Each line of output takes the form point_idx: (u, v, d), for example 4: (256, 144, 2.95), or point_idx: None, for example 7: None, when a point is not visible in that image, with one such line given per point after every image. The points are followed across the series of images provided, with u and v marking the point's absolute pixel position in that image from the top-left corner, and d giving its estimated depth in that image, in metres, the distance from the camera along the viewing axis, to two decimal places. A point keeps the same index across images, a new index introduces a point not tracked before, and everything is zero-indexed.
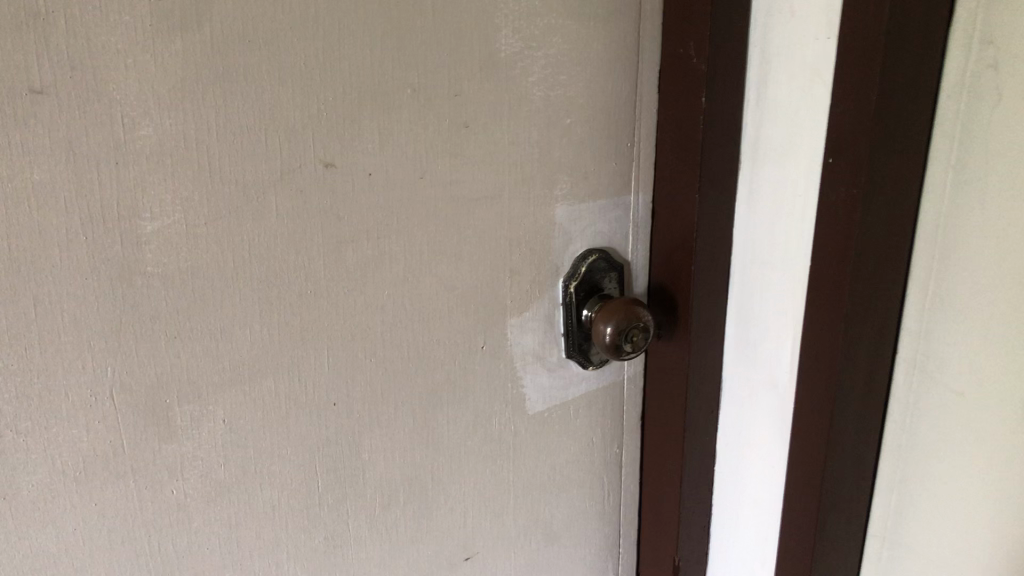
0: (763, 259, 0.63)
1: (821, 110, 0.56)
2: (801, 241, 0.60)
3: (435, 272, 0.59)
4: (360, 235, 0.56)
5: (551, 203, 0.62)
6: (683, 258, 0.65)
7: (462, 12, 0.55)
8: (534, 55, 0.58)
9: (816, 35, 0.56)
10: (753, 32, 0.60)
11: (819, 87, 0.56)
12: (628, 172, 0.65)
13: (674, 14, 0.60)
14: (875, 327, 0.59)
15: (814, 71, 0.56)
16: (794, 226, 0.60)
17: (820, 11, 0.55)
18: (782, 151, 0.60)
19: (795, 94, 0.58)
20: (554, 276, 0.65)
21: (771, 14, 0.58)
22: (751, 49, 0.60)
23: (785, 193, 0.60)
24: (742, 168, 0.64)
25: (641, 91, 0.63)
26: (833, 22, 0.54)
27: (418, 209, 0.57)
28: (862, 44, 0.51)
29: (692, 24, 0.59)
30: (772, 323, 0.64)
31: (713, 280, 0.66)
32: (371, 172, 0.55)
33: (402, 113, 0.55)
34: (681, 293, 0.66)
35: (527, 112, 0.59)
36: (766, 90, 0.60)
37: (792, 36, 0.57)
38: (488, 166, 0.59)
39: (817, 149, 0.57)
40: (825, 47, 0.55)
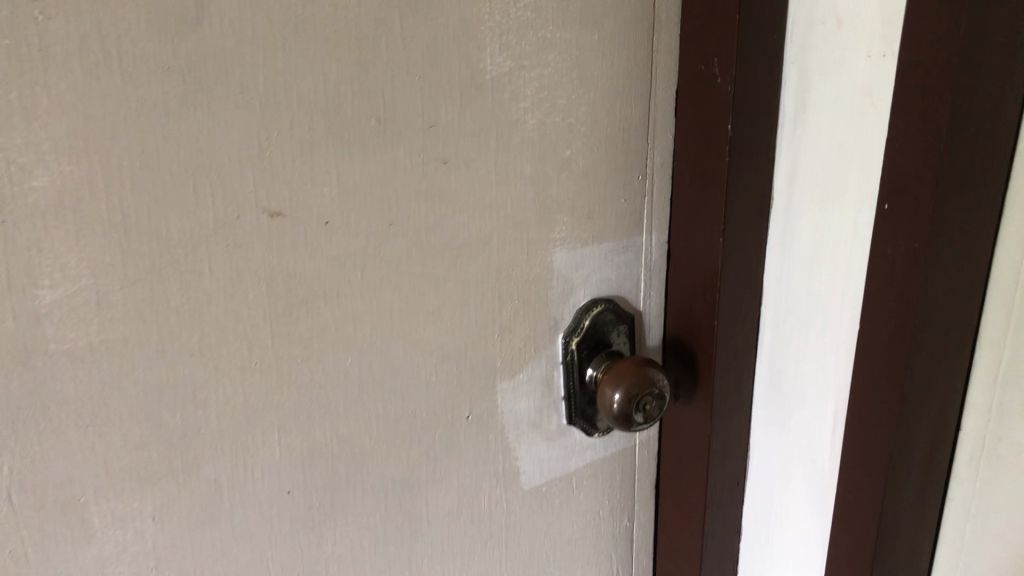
0: (801, 314, 0.54)
1: (875, 143, 0.47)
2: (848, 296, 0.50)
3: (409, 334, 0.50)
4: (316, 295, 0.47)
5: (548, 249, 0.53)
6: (704, 311, 0.55)
7: (437, 26, 0.45)
8: (527, 76, 0.48)
9: (870, 52, 0.46)
10: (788, 47, 0.50)
11: (873, 116, 0.46)
12: (639, 209, 0.55)
13: (695, 24, 0.50)
14: (936, 401, 0.49)
15: (866, 97, 0.47)
16: (841, 278, 0.51)
17: (876, 22, 0.45)
18: (826, 189, 0.50)
19: (842, 123, 0.48)
20: (553, 331, 0.55)
21: (812, 24, 0.48)
22: (788, 66, 0.51)
23: (830, 239, 0.51)
24: (774, 207, 0.54)
25: (655, 115, 0.53)
26: (893, 37, 0.44)
27: (387, 262, 0.48)
28: (929, 66, 0.41)
29: (716, 38, 0.49)
30: (811, 388, 0.55)
31: (740, 336, 0.56)
32: (328, 221, 0.45)
33: (365, 149, 0.45)
34: (701, 352, 0.56)
35: (517, 144, 0.50)
36: (805, 117, 0.50)
37: (839, 54, 0.47)
38: (472, 208, 0.50)
39: (869, 189, 0.48)
40: (882, 68, 0.45)
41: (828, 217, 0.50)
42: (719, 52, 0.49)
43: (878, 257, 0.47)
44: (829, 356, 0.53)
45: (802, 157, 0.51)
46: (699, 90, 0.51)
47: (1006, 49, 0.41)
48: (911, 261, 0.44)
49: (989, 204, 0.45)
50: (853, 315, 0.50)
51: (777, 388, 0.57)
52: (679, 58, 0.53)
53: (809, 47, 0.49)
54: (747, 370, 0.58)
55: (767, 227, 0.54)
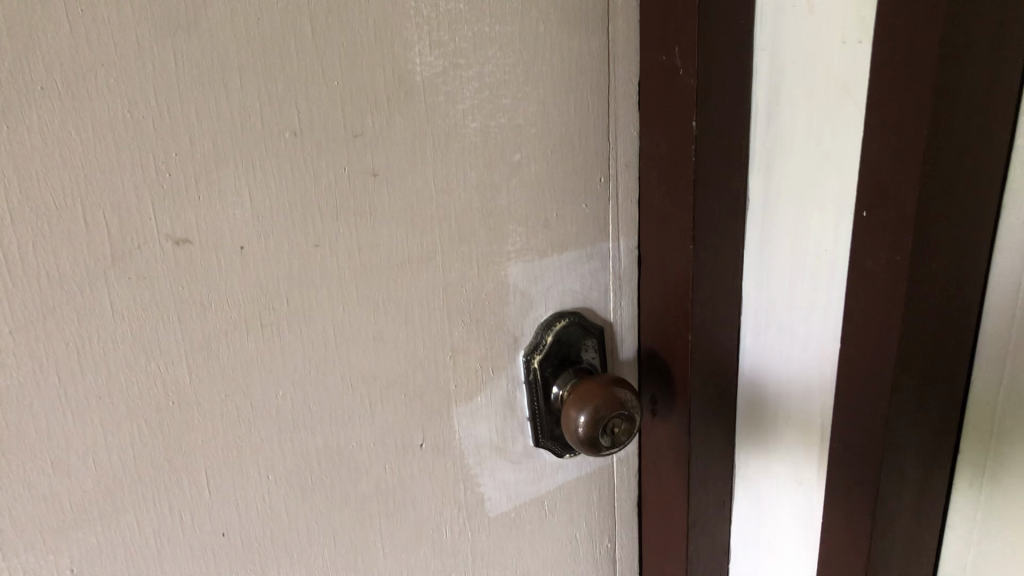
0: (782, 326, 0.49)
1: (853, 140, 0.42)
2: (829, 307, 0.46)
3: (347, 361, 0.46)
4: (236, 326, 0.42)
5: (501, 261, 0.48)
6: (675, 325, 0.50)
7: (357, 25, 0.40)
8: (465, 75, 0.44)
9: (844, 39, 0.41)
10: (759, 31, 0.45)
11: (850, 111, 0.41)
12: (604, 214, 0.51)
13: (655, 9, 0.45)
14: (929, 424, 0.44)
15: (841, 89, 0.41)
16: (822, 288, 0.46)
17: (850, 5, 0.40)
18: (803, 190, 0.45)
19: (819, 118, 0.43)
20: (513, 350, 0.51)
21: (782, 7, 0.43)
22: (759, 54, 0.45)
23: (808, 246, 0.46)
24: (751, 208, 0.49)
25: (616, 111, 0.49)
26: (869, 21, 0.39)
27: (317, 287, 0.44)
28: (910, 54, 0.36)
29: (675, 25, 0.44)
30: (795, 406, 0.50)
31: (721, 350, 0.51)
32: (243, 245, 0.41)
33: (282, 165, 0.41)
34: (674, 368, 0.51)
35: (458, 150, 0.45)
36: (778, 110, 0.45)
37: (812, 40, 0.42)
38: (411, 223, 0.45)
39: (849, 191, 0.43)
40: (857, 56, 0.40)
41: (806, 223, 0.46)
42: (680, 40, 0.44)
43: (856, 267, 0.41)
44: (812, 372, 0.48)
45: (777, 154, 0.46)
46: (660, 82, 0.46)
47: (989, 33, 0.36)
48: (892, 274, 0.39)
49: (977, 204, 0.40)
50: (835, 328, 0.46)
51: (761, 403, 0.53)
52: (641, 46, 0.48)
53: (780, 32, 0.44)
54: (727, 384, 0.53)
55: (744, 232, 0.49)
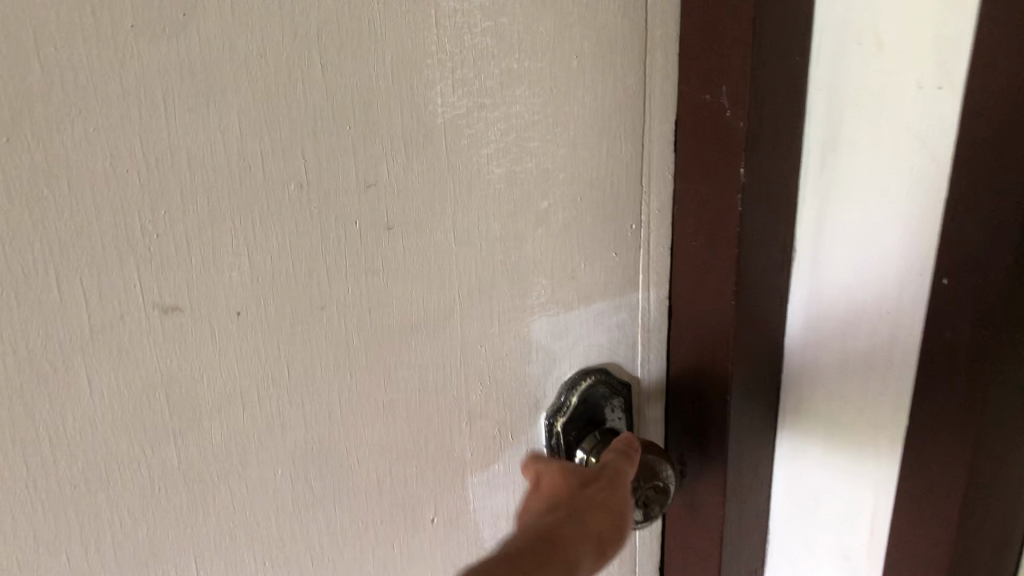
0: (830, 392, 0.45)
1: (931, 200, 0.38)
2: (892, 375, 0.42)
3: (354, 432, 0.41)
4: (231, 401, 0.37)
5: (524, 317, 0.44)
6: (710, 384, 0.46)
7: (373, 63, 0.36)
8: (489, 117, 0.39)
9: (924, 88, 0.37)
10: (813, 72, 0.41)
11: (932, 163, 0.37)
12: (633, 263, 0.46)
13: (700, 41, 0.41)
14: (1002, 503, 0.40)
15: (918, 142, 0.38)
16: (885, 352, 0.42)
17: (931, 51, 0.36)
18: (861, 250, 0.42)
19: (888, 166, 0.39)
20: (534, 413, 0.46)
21: (844, 43, 0.39)
22: (814, 92, 0.41)
23: (868, 309, 0.42)
24: (797, 264, 0.45)
25: (650, 153, 0.44)
26: (957, 70, 0.36)
27: (321, 354, 0.39)
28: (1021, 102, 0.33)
29: (724, 61, 0.39)
30: (840, 477, 0.46)
31: (759, 409, 0.47)
32: (239, 310, 0.36)
33: (286, 220, 0.36)
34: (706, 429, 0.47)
35: (480, 198, 0.40)
36: (834, 161, 0.41)
37: (881, 87, 0.39)
38: (426, 279, 0.40)
39: (920, 250, 0.39)
40: (940, 108, 0.37)
41: (865, 284, 0.42)
42: (728, 78, 0.39)
43: (949, 337, 0.38)
44: (864, 440, 0.45)
45: (830, 207, 0.42)
46: (703, 122, 0.42)
47: None
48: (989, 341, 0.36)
49: None
50: (902, 399, 0.42)
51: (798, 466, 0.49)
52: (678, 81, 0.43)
53: (841, 75, 0.40)
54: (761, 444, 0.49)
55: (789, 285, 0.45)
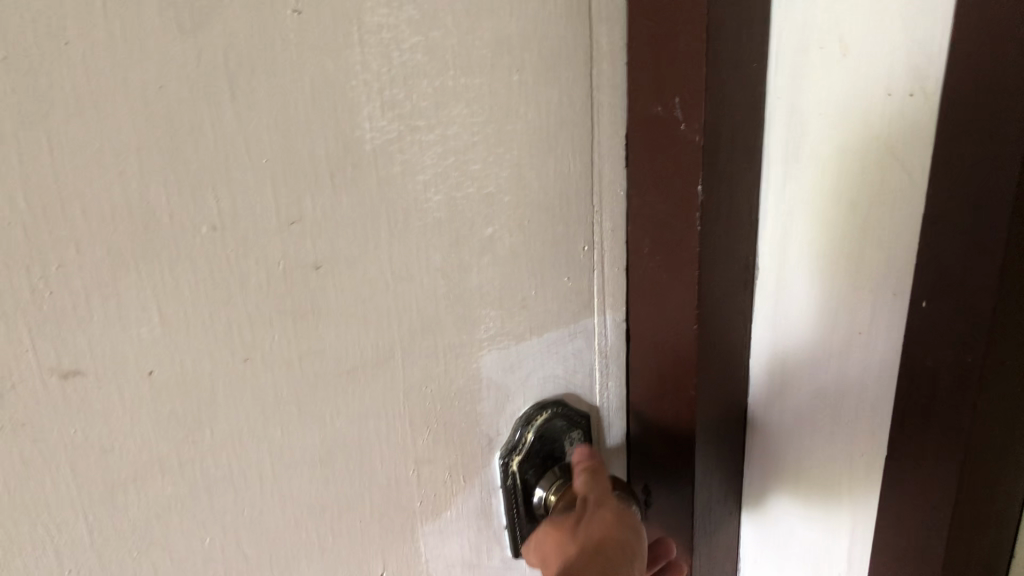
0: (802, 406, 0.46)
1: (907, 206, 0.38)
2: (867, 387, 0.43)
3: (290, 490, 0.37)
4: (148, 471, 0.33)
5: (472, 352, 0.40)
6: (669, 409, 0.43)
7: (290, 88, 0.32)
8: (424, 140, 0.35)
9: (895, 93, 0.37)
10: (772, 84, 0.41)
11: (905, 174, 0.38)
12: (586, 287, 0.43)
13: (651, 48, 0.38)
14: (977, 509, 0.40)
15: (890, 150, 0.38)
16: (856, 363, 0.43)
17: (900, 56, 0.37)
18: (831, 261, 0.42)
19: (857, 176, 0.40)
20: (487, 452, 0.43)
21: (808, 51, 0.40)
22: (774, 102, 0.42)
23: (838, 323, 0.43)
24: (761, 279, 0.45)
25: (600, 168, 0.41)
26: (931, 75, 0.36)
27: (248, 408, 0.35)
28: (1011, 108, 0.32)
29: (676, 69, 0.36)
30: (817, 491, 0.47)
31: (717, 431, 0.45)
32: (152, 369, 0.32)
33: (200, 266, 0.32)
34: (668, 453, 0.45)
35: (418, 228, 0.37)
36: (803, 170, 0.42)
37: (850, 93, 0.39)
38: (362, 319, 0.37)
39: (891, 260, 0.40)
40: (913, 112, 0.37)
41: (835, 294, 0.43)
42: (682, 88, 0.36)
43: (944, 353, 0.37)
44: (841, 457, 0.46)
45: (800, 215, 0.43)
46: (654, 134, 0.39)
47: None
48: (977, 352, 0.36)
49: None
50: (879, 409, 0.43)
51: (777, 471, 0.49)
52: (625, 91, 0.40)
53: (806, 83, 0.40)
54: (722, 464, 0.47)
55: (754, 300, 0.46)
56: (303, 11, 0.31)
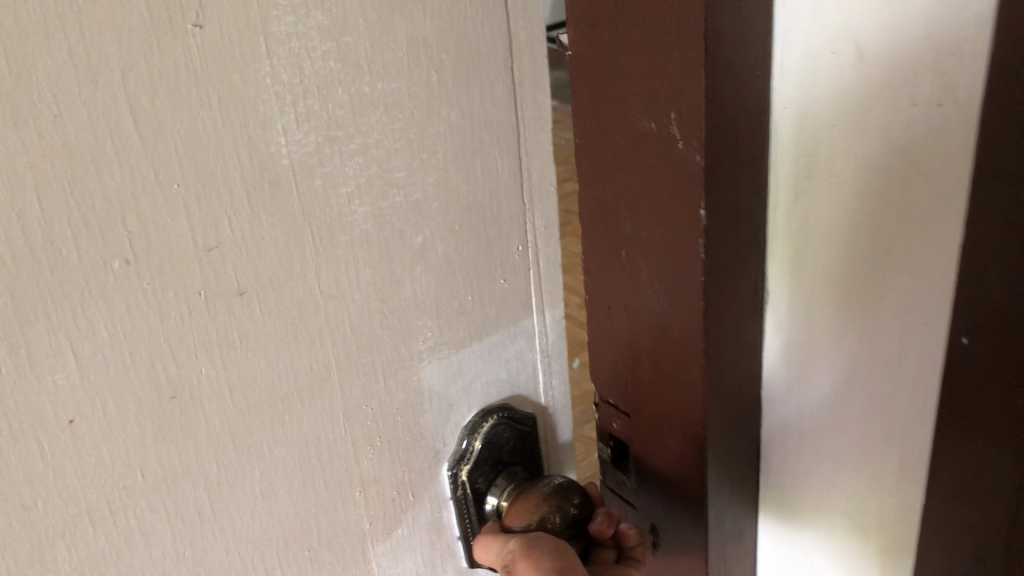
0: (856, 368, 0.51)
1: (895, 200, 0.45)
2: None
3: (232, 527, 0.36)
4: (77, 522, 0.31)
5: (411, 365, 0.39)
6: (690, 356, 0.50)
7: (196, 108, 0.30)
8: (342, 150, 0.34)
9: (912, 92, 0.42)
10: (777, 88, 0.48)
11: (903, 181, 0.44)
12: (525, 288, 0.42)
13: (629, 44, 0.44)
14: None
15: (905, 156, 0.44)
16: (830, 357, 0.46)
17: (927, 65, 0.41)
18: (844, 238, 0.48)
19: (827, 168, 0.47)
20: (435, 465, 0.42)
21: (836, 50, 0.44)
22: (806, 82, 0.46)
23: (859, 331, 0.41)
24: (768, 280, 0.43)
25: (529, 166, 0.40)
26: (961, 95, 0.40)
27: (180, 447, 0.33)
28: None
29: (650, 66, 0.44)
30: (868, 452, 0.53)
31: (681, 380, 0.51)
32: (72, 416, 0.30)
33: (114, 304, 0.30)
34: (626, 381, 0.56)
35: (346, 242, 0.35)
36: None
37: (866, 93, 0.44)
38: (294, 342, 0.35)
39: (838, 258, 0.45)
40: (932, 117, 0.42)
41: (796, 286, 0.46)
42: (688, 85, 0.42)
43: None
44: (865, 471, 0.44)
45: (751, 189, 0.48)
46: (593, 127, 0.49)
47: None
48: None
49: None
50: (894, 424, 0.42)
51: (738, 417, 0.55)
52: (571, 70, 0.48)
53: (805, 81, 0.46)
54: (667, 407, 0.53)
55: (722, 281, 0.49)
56: (205, 25, 0.29)
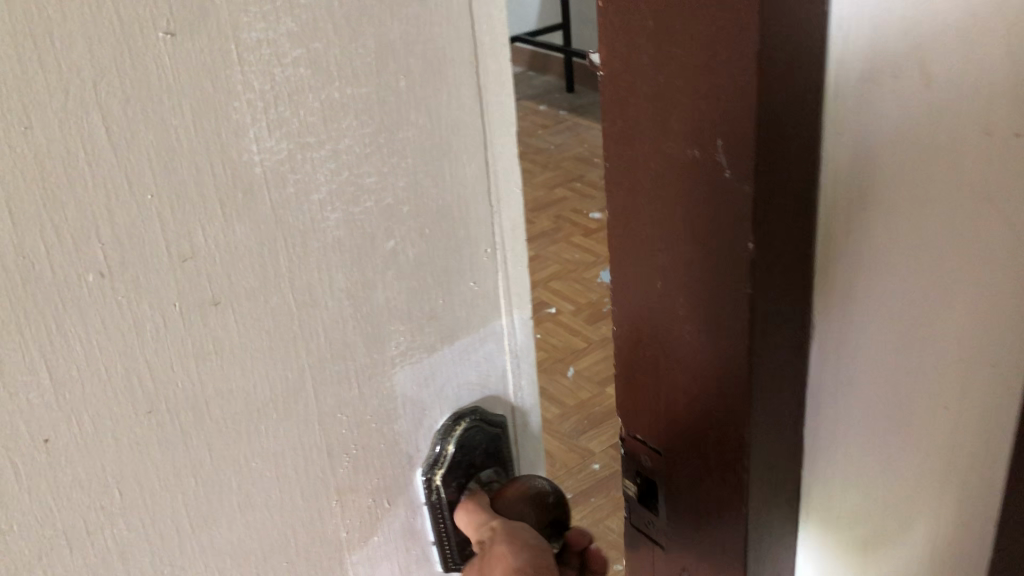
0: (912, 388, 0.54)
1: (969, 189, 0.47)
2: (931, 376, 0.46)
3: (209, 542, 0.35)
4: (55, 542, 0.31)
5: (384, 370, 0.39)
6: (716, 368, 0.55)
7: (169, 117, 0.29)
8: (314, 156, 0.34)
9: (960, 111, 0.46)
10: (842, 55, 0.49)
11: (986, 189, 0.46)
12: (493, 290, 0.42)
13: (665, 76, 0.50)
14: None
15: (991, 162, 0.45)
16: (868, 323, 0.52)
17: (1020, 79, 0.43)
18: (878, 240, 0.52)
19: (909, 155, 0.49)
20: (408, 471, 0.41)
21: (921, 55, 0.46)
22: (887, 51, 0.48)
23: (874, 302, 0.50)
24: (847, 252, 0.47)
25: (495, 169, 0.40)
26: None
27: (159, 462, 0.33)
28: None
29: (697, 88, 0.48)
30: (938, 467, 0.54)
31: (700, 390, 0.57)
32: (47, 436, 0.30)
33: (89, 319, 0.29)
34: (645, 396, 0.62)
35: (319, 248, 0.35)
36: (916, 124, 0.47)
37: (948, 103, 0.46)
38: (269, 351, 0.34)
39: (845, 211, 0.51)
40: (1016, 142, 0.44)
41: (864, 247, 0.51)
42: (730, 101, 0.47)
43: None
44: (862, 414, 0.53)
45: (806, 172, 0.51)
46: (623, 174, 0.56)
47: None
48: None
49: None
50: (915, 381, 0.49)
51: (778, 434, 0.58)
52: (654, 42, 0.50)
53: (860, 119, 0.50)
54: (702, 423, 0.58)
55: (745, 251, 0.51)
56: (176, 33, 0.29)
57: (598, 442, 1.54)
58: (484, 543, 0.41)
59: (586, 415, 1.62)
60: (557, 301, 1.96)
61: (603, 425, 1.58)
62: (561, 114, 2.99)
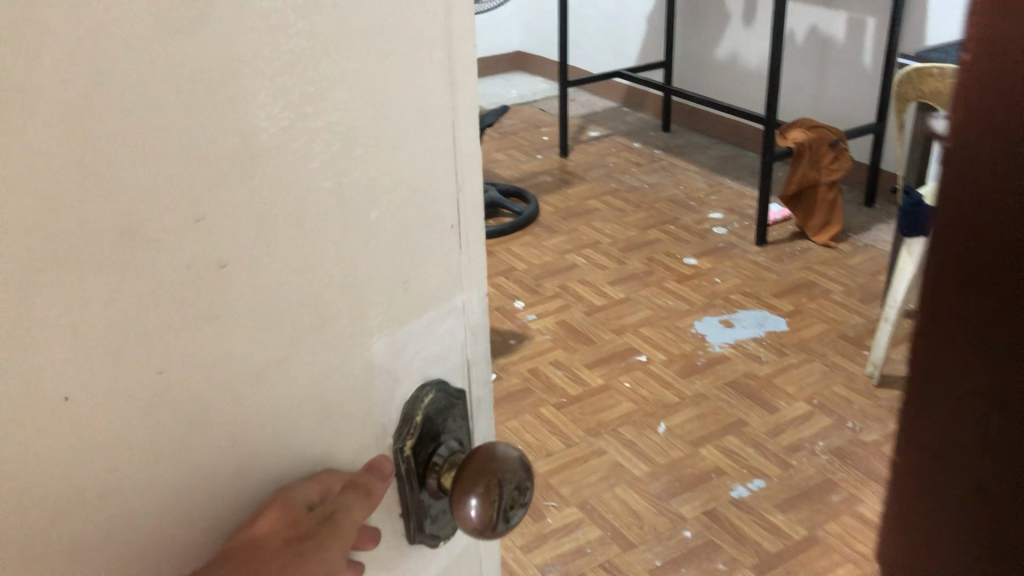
0: None
1: None
2: None
3: (207, 509, 0.35)
4: (66, 504, 0.31)
5: (364, 340, 0.40)
6: None
7: (190, 79, 0.30)
8: (312, 127, 0.35)
9: None
10: None
11: None
12: (456, 266, 0.44)
13: None
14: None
15: None
16: None
17: None
18: None
19: None
20: (381, 441, 0.43)
21: None
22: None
23: None
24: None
25: (460, 149, 0.42)
26: None
27: (168, 423, 0.33)
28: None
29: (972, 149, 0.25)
30: None
31: None
32: (67, 394, 0.30)
33: (112, 276, 0.30)
34: None
35: (313, 215, 0.36)
36: None
37: None
38: (266, 317, 0.35)
39: None
40: None
41: None
42: None
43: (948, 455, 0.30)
44: None
45: None
46: None
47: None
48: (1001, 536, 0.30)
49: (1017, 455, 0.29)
50: None
51: None
52: None
53: None
54: None
55: None
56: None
57: (693, 509, 1.42)
58: (312, 510, 0.38)
59: (675, 475, 1.49)
60: (648, 351, 1.83)
61: (697, 489, 1.46)
62: (655, 150, 3.00)
